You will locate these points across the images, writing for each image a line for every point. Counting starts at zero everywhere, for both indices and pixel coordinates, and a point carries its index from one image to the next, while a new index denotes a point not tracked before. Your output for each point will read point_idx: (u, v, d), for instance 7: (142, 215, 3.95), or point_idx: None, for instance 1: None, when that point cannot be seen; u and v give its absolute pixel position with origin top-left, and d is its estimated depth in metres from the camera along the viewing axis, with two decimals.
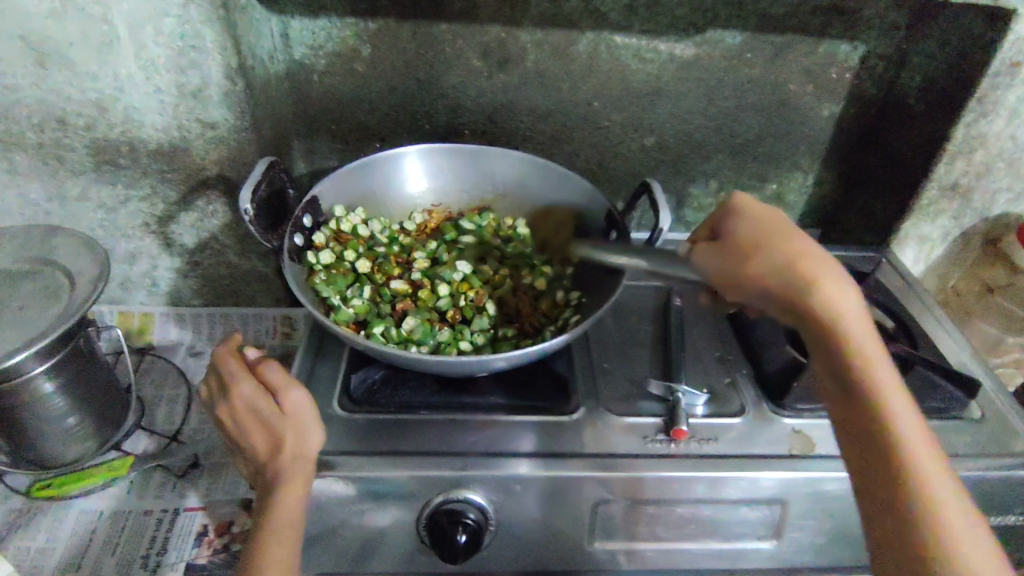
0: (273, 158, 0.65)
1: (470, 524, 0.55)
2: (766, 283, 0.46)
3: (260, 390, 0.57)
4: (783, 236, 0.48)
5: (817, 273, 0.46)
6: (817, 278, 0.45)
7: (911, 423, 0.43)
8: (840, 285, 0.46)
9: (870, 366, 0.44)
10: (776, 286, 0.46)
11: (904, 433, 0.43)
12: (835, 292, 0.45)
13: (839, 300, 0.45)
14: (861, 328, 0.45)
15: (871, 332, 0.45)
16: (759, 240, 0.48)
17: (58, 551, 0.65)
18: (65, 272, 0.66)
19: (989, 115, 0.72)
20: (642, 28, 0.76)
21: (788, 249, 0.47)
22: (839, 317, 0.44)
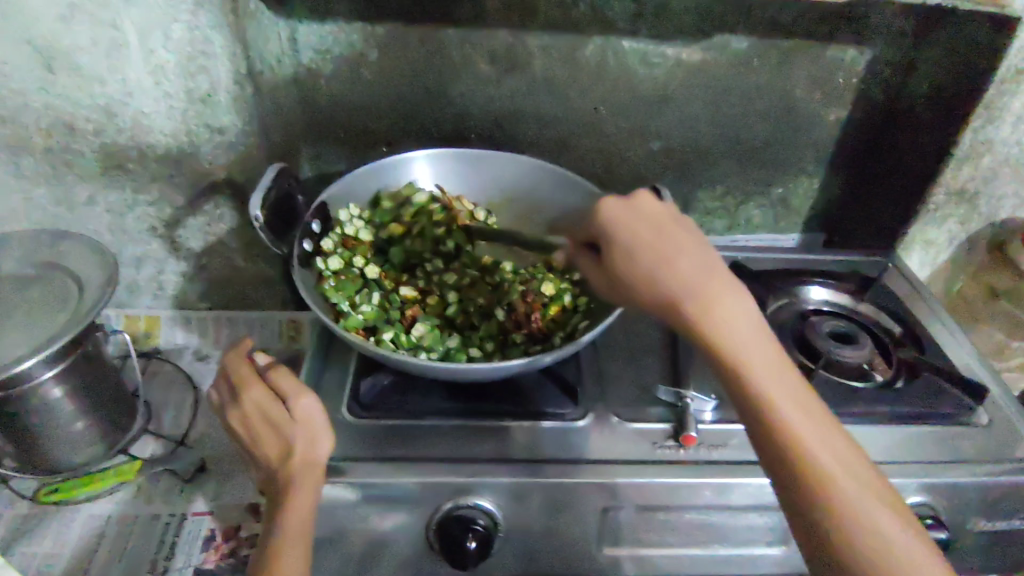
0: (282, 165, 0.68)
1: (479, 530, 0.55)
2: (637, 291, 0.48)
3: (270, 394, 0.57)
4: (646, 240, 0.49)
5: (685, 276, 0.46)
6: (677, 281, 0.46)
7: (800, 405, 0.44)
8: (707, 284, 0.46)
9: (749, 360, 0.44)
10: (645, 293, 0.48)
11: (790, 417, 0.43)
12: (705, 289, 0.46)
13: (707, 298, 0.46)
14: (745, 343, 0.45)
15: (750, 321, 0.46)
16: (627, 245, 0.49)
17: (66, 557, 0.65)
18: (74, 277, 0.66)
19: (995, 121, 0.77)
20: (650, 33, 0.76)
21: (649, 254, 0.48)
22: (707, 314, 0.45)
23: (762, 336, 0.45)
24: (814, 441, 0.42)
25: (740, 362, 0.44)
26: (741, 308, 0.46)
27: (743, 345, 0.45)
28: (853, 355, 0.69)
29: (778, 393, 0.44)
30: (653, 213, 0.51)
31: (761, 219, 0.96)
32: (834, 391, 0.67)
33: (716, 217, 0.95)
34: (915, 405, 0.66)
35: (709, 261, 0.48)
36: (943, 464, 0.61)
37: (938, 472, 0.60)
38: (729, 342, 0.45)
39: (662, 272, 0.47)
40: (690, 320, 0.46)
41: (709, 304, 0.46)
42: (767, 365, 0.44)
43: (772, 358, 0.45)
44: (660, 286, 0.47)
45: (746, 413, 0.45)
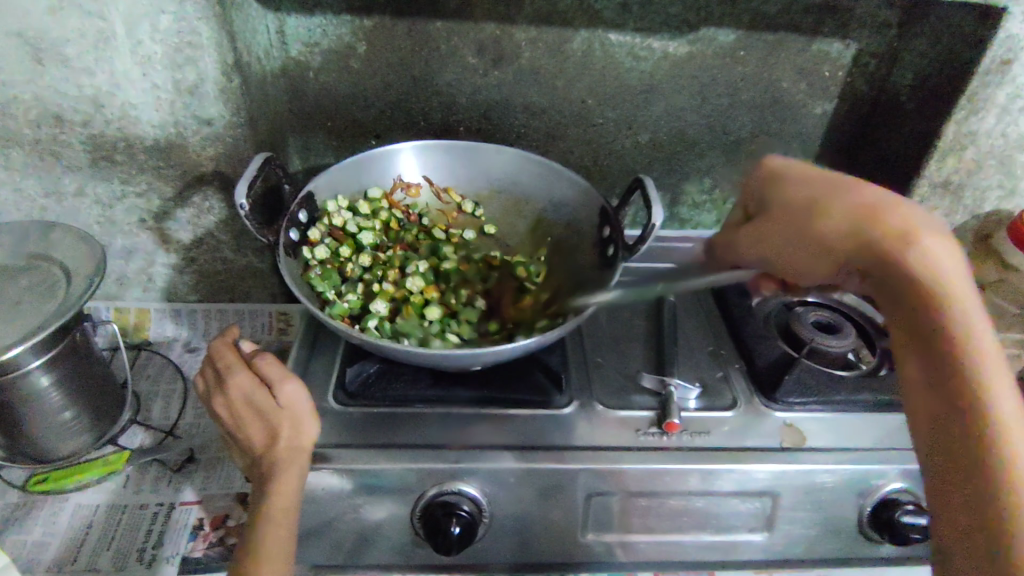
0: (269, 153, 0.66)
1: (463, 515, 0.56)
2: (819, 230, 0.51)
3: (255, 381, 0.58)
4: (837, 188, 0.51)
5: (892, 221, 0.47)
6: (878, 221, 0.47)
7: (1002, 375, 0.42)
8: (916, 225, 0.46)
9: (959, 316, 0.43)
10: (829, 232, 0.50)
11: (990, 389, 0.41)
12: (906, 222, 0.46)
13: (916, 241, 0.45)
14: (955, 273, 0.44)
15: (960, 270, 0.44)
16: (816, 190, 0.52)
17: (54, 545, 0.65)
18: (62, 267, 0.67)
19: (979, 112, 0.72)
20: (636, 25, 0.77)
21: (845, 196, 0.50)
22: (911, 259, 0.45)
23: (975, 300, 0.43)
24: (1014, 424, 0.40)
25: (946, 316, 0.43)
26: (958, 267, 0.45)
27: (952, 300, 0.43)
28: (838, 346, 0.69)
29: (981, 362, 0.42)
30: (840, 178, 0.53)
31: None
32: (818, 380, 0.67)
33: (704, 210, 0.96)
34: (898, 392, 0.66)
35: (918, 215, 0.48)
36: None
37: None
38: (936, 292, 0.44)
39: (863, 207, 0.48)
40: (891, 261, 0.46)
41: (919, 248, 0.45)
42: (979, 331, 0.42)
43: (984, 326, 0.43)
44: (857, 222, 0.48)
45: (933, 373, 0.43)
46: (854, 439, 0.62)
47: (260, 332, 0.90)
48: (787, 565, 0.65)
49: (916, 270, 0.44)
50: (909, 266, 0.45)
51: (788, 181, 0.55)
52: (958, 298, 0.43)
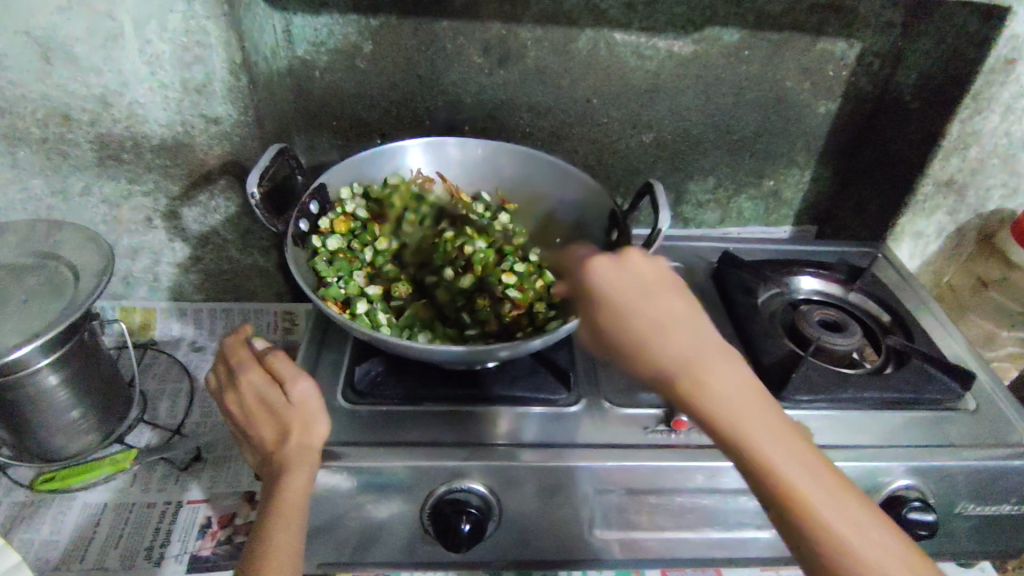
0: (282, 145, 0.66)
1: (473, 513, 0.56)
2: (637, 337, 0.44)
3: (268, 379, 0.58)
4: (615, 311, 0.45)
5: (677, 345, 0.44)
6: (668, 343, 0.44)
7: (796, 461, 0.41)
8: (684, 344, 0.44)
9: (747, 433, 0.42)
10: (641, 341, 0.44)
11: (798, 490, 0.41)
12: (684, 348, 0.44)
13: (704, 355, 0.44)
14: (724, 378, 0.43)
15: (729, 374, 0.44)
16: (616, 320, 0.45)
17: (62, 544, 0.65)
18: (70, 266, 0.67)
19: (984, 112, 0.74)
20: (641, 25, 0.77)
21: (637, 319, 0.45)
22: (696, 381, 0.43)
23: (752, 403, 0.43)
24: (829, 506, 0.40)
25: (740, 415, 0.42)
26: (739, 376, 0.44)
27: (735, 414, 0.42)
28: (844, 344, 0.69)
29: (786, 467, 0.41)
30: (646, 275, 0.47)
31: (752, 211, 0.97)
32: (823, 377, 0.66)
33: (708, 210, 0.96)
34: (905, 389, 0.66)
35: (695, 325, 0.45)
36: (933, 448, 0.62)
37: (927, 455, 0.61)
38: (717, 412, 0.42)
39: (649, 345, 0.44)
40: (680, 392, 0.43)
41: (694, 375, 0.43)
42: (768, 436, 0.42)
43: (763, 427, 0.42)
44: (652, 356, 0.44)
45: (756, 488, 0.42)
46: (858, 437, 0.63)
47: (266, 331, 0.90)
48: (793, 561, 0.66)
49: (706, 381, 0.43)
50: (690, 397, 0.43)
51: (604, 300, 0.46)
52: (736, 397, 0.43)
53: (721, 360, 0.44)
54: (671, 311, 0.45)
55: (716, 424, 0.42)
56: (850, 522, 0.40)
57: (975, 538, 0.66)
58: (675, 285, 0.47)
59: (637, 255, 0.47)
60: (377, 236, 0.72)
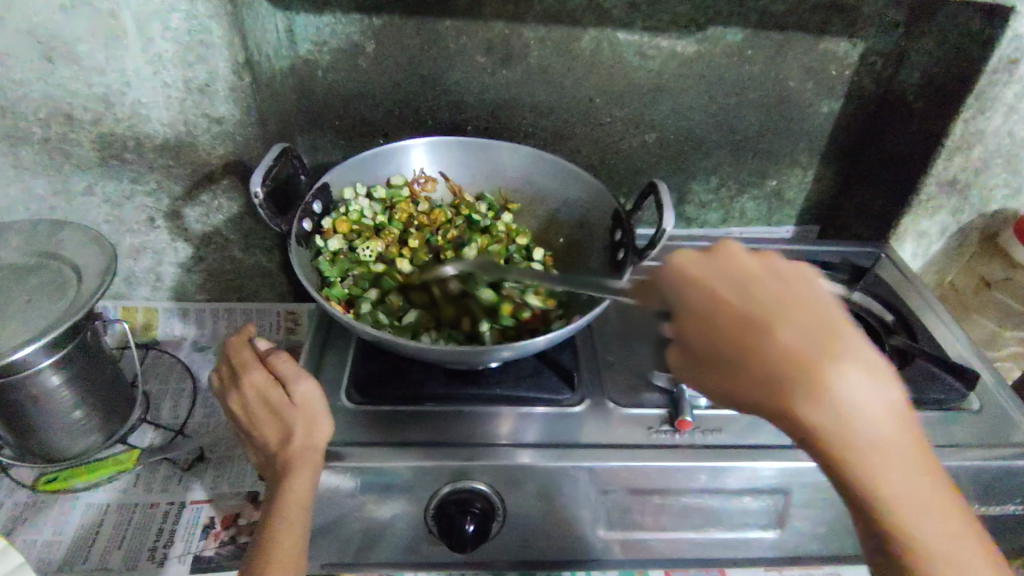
0: (286, 144, 0.66)
1: (477, 513, 0.56)
2: (748, 335, 0.40)
3: (271, 379, 0.58)
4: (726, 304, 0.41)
5: (793, 352, 0.39)
6: (790, 346, 0.39)
7: (904, 476, 0.39)
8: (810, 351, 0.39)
9: (861, 452, 0.39)
10: (753, 339, 0.39)
11: (899, 510, 0.39)
12: (810, 353, 0.39)
13: (827, 363, 0.38)
14: (852, 387, 0.39)
15: (866, 382, 0.39)
16: (716, 323, 0.41)
17: (65, 544, 0.65)
18: (72, 266, 0.67)
19: (987, 112, 0.73)
20: (645, 24, 0.77)
21: (750, 317, 0.40)
22: (809, 396, 0.38)
23: (877, 416, 0.39)
24: (928, 526, 0.39)
25: (857, 429, 0.39)
26: (868, 382, 0.39)
27: (850, 432, 0.38)
28: None
29: (892, 484, 0.39)
30: (766, 271, 0.42)
31: (755, 211, 0.97)
32: None
33: (710, 209, 0.96)
34: (908, 389, 0.66)
35: (818, 325, 0.39)
36: (937, 448, 0.62)
37: (931, 455, 0.61)
38: (826, 429, 0.39)
39: (753, 351, 0.39)
40: (786, 405, 0.39)
41: (812, 389, 0.38)
42: (884, 454, 0.39)
43: (875, 443, 0.39)
44: (757, 365, 0.39)
45: (849, 497, 0.41)
46: None
47: (268, 331, 0.90)
48: (798, 561, 0.65)
49: (828, 389, 0.38)
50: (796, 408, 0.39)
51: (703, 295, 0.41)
52: (859, 407, 0.39)
53: (851, 363, 0.39)
54: (791, 309, 0.40)
55: (821, 440, 0.39)
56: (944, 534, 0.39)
57: None
58: (792, 280, 0.41)
59: (736, 250, 0.43)
60: (379, 236, 0.72)
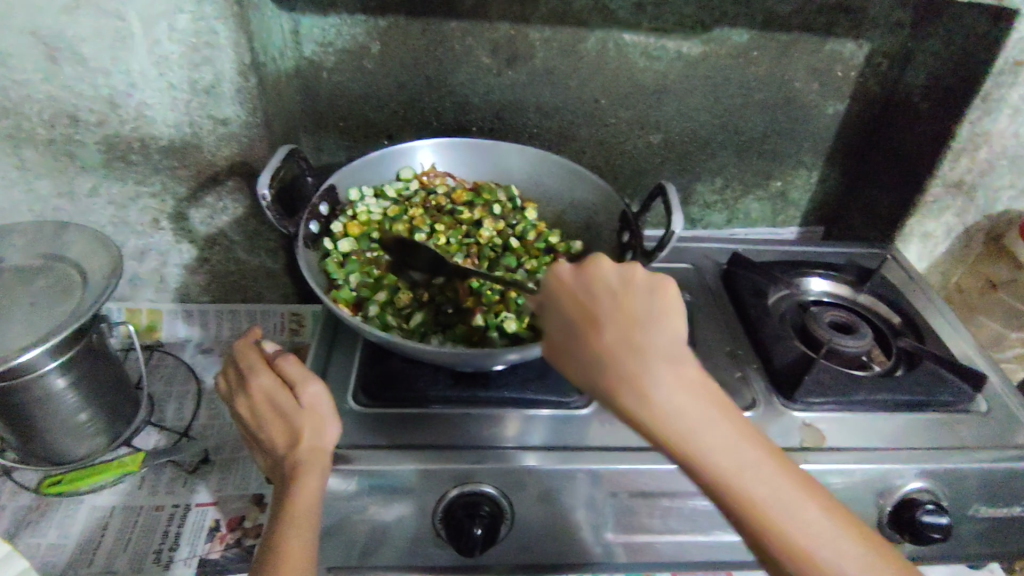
0: (292, 145, 0.66)
1: (486, 517, 0.56)
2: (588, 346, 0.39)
3: (278, 382, 0.58)
4: (576, 320, 0.40)
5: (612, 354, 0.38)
6: (625, 349, 0.38)
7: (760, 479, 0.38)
8: (639, 360, 0.38)
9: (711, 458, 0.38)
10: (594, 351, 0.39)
11: (760, 512, 0.37)
12: (630, 364, 0.38)
13: (642, 359, 0.38)
14: (678, 397, 0.38)
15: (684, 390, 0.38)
16: (572, 331, 0.40)
17: (69, 548, 0.65)
18: (77, 268, 0.66)
19: (993, 113, 0.73)
20: (650, 26, 0.77)
21: (582, 325, 0.40)
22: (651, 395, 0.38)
23: (707, 414, 0.38)
24: (806, 531, 0.37)
25: (702, 438, 0.38)
26: (683, 378, 0.38)
27: (710, 443, 0.38)
28: (854, 345, 0.69)
29: (754, 486, 0.38)
30: (590, 280, 0.41)
31: (759, 212, 0.97)
32: (834, 380, 0.66)
33: (715, 211, 0.96)
34: (916, 391, 0.65)
35: (632, 321, 0.39)
36: (945, 450, 0.62)
37: (939, 457, 0.61)
38: (680, 431, 0.38)
39: (607, 361, 0.38)
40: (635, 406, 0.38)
41: (640, 386, 0.38)
42: (741, 462, 0.38)
43: (731, 443, 0.38)
44: (588, 364, 0.39)
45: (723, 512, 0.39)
46: (870, 439, 0.63)
47: (272, 333, 0.90)
48: None
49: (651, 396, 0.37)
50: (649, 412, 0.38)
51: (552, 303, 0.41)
52: (680, 416, 0.38)
53: (658, 358, 0.38)
54: (619, 313, 0.39)
55: (673, 445, 0.38)
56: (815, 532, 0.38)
57: (986, 540, 0.66)
58: (622, 283, 0.41)
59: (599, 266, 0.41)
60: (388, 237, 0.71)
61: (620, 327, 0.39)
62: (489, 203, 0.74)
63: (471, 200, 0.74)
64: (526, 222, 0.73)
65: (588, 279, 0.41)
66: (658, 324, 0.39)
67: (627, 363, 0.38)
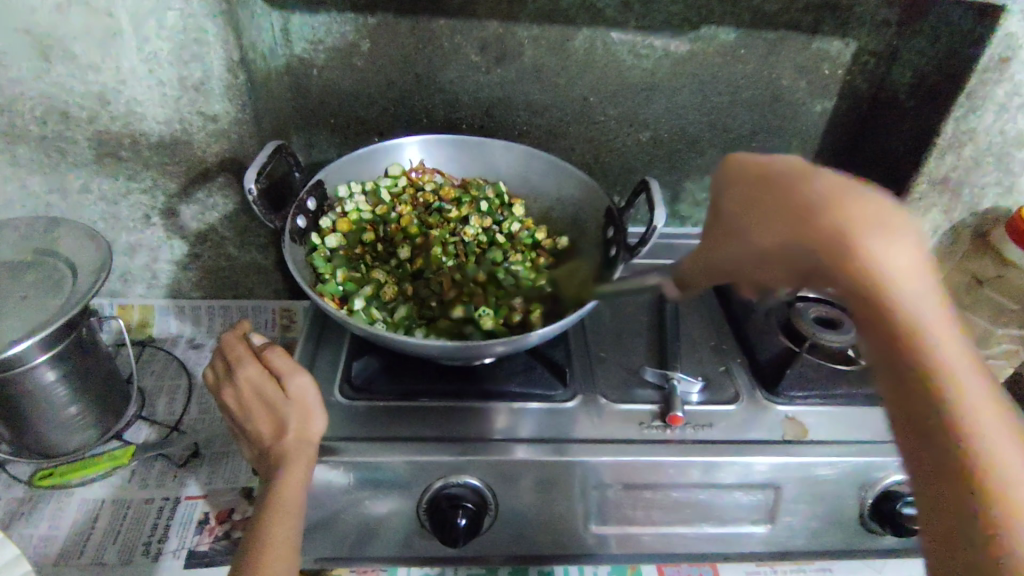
0: (281, 141, 0.67)
1: (470, 508, 0.56)
2: (812, 187, 0.42)
3: (265, 374, 0.58)
4: (796, 176, 0.44)
5: (835, 197, 0.40)
6: (852, 194, 0.40)
7: (962, 356, 0.38)
8: (872, 206, 0.39)
9: (917, 312, 0.38)
10: (820, 190, 0.41)
11: (952, 380, 0.37)
12: (856, 206, 0.39)
13: (885, 216, 0.39)
14: (902, 249, 0.38)
15: (916, 253, 0.38)
16: (785, 186, 0.44)
17: (60, 539, 0.65)
18: (68, 263, 0.67)
19: (978, 110, 0.73)
20: (638, 24, 0.78)
21: (801, 180, 0.43)
22: (878, 250, 0.38)
23: (939, 294, 0.38)
24: (990, 418, 0.37)
25: (918, 292, 0.38)
26: (917, 246, 0.38)
27: (925, 300, 0.38)
28: (839, 341, 0.69)
29: (952, 355, 0.38)
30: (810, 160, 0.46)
31: None
32: (819, 372, 0.68)
33: (704, 208, 0.97)
34: None
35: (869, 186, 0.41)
36: None
37: None
38: (907, 293, 0.38)
39: (830, 201, 0.40)
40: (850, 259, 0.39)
41: (875, 226, 0.39)
42: (946, 331, 0.38)
43: (949, 323, 0.38)
44: (812, 211, 0.41)
45: (912, 381, 0.38)
46: (854, 431, 0.63)
47: (264, 329, 0.91)
48: (787, 557, 0.66)
49: (880, 234, 0.38)
50: (871, 270, 0.38)
51: (765, 166, 0.47)
52: (901, 264, 0.38)
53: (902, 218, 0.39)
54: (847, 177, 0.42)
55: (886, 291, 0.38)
56: (1000, 426, 0.37)
57: None
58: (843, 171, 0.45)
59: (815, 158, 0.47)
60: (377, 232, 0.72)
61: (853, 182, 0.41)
62: (477, 199, 0.74)
63: (461, 196, 0.75)
64: (513, 218, 0.74)
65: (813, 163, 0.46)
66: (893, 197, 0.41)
67: (855, 205, 0.40)
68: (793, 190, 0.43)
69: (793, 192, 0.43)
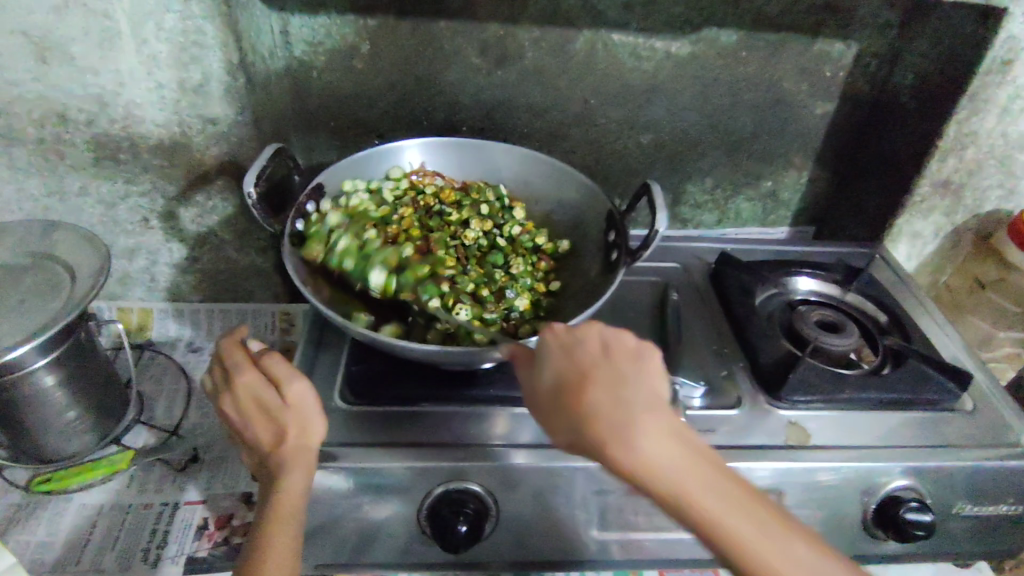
0: (280, 144, 0.67)
1: (470, 513, 0.56)
2: (586, 400, 0.46)
3: (263, 381, 0.58)
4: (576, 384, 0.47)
5: (593, 409, 0.45)
6: (599, 415, 0.45)
7: (748, 523, 0.43)
8: (623, 424, 0.45)
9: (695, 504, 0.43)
10: (592, 400, 0.46)
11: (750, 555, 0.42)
12: (612, 424, 0.45)
13: (629, 424, 0.45)
14: (662, 453, 0.44)
15: (668, 450, 0.44)
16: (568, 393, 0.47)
17: (58, 546, 0.65)
18: (66, 267, 0.66)
19: (980, 113, 0.73)
20: (639, 26, 0.77)
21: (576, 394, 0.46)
22: (642, 463, 0.44)
23: (707, 479, 0.44)
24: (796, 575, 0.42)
25: (689, 488, 0.43)
26: (665, 444, 0.44)
27: (699, 492, 0.43)
28: (840, 344, 0.69)
29: (743, 533, 0.42)
30: (590, 348, 0.49)
31: (750, 211, 0.97)
32: (823, 378, 0.66)
33: (705, 210, 0.96)
34: (902, 389, 0.65)
35: (613, 387, 0.46)
36: (932, 449, 0.62)
37: (923, 456, 0.61)
38: (679, 494, 0.43)
39: (591, 411, 0.46)
40: (632, 473, 0.44)
41: (622, 440, 0.44)
42: (727, 512, 0.43)
43: (717, 502, 0.43)
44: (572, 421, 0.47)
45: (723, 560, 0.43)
46: (856, 436, 0.63)
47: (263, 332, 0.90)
48: None
49: (634, 445, 0.44)
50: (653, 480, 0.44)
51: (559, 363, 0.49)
52: (664, 468, 0.44)
53: (647, 422, 0.45)
54: (613, 376, 0.47)
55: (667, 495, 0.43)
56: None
57: (974, 539, 0.65)
58: (605, 350, 0.49)
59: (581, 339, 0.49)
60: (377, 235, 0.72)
61: (599, 383, 0.47)
62: (478, 202, 0.74)
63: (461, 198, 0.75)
64: (514, 221, 0.73)
65: (577, 352, 0.49)
66: (650, 400, 0.46)
67: (607, 424, 0.45)
68: (579, 393, 0.46)
69: (579, 397, 0.46)
